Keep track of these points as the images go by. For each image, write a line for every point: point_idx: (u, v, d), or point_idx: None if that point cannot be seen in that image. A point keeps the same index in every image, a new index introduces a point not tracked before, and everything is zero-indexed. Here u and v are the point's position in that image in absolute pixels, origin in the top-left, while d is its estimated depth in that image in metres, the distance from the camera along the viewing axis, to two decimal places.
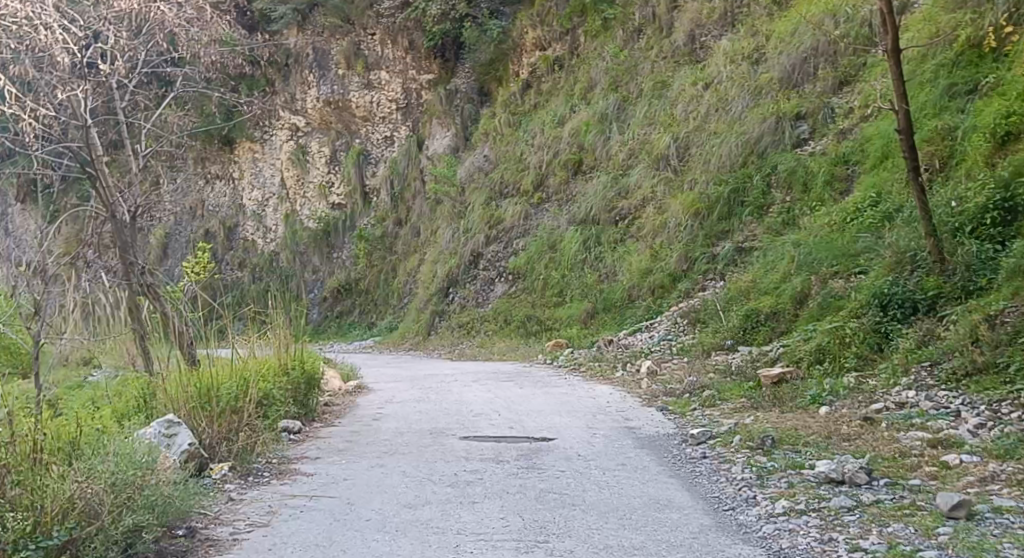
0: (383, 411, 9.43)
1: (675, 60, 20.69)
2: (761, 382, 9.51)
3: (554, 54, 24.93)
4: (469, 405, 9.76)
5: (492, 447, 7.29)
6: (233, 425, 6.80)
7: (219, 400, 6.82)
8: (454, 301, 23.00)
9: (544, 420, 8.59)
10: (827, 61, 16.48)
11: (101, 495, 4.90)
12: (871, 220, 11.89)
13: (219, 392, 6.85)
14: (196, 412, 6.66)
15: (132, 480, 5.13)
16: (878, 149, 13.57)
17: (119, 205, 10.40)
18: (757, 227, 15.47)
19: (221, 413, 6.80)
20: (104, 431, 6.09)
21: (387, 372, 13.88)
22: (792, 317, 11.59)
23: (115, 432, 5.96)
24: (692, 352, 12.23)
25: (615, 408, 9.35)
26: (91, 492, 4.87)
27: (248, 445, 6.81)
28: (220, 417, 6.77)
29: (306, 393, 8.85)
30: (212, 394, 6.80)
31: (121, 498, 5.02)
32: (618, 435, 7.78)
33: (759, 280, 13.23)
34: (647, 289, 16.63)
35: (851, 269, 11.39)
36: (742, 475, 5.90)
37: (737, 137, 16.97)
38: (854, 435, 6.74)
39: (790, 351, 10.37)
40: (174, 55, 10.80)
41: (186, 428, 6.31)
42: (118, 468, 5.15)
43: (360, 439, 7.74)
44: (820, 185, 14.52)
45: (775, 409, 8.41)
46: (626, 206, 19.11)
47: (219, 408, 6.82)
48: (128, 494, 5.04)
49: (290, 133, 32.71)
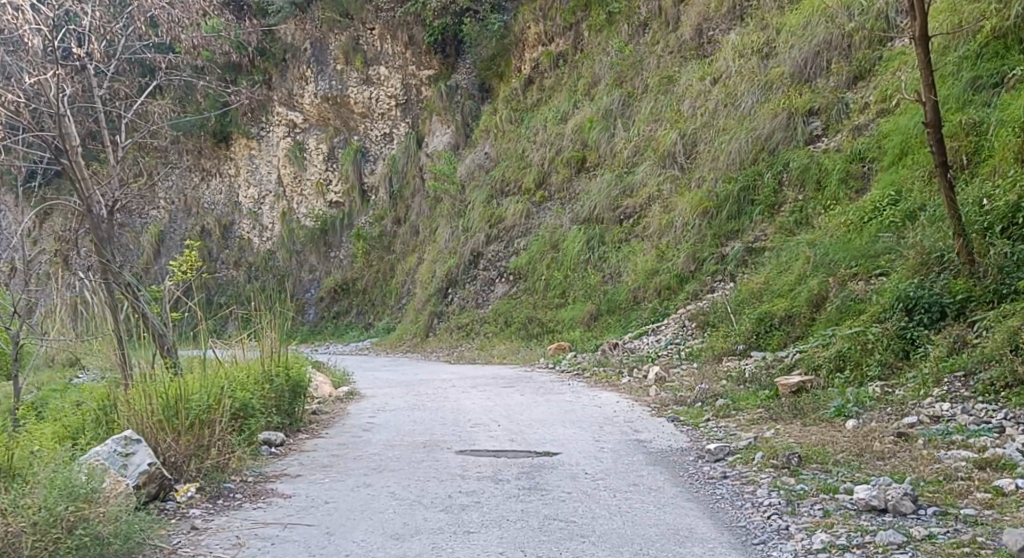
0: (375, 421, 8.84)
1: (681, 55, 20.09)
2: (779, 390, 8.89)
3: (557, 50, 24.32)
4: (467, 413, 9.16)
5: (490, 463, 6.67)
6: (202, 441, 6.20)
7: (188, 412, 6.22)
8: (453, 301, 22.42)
9: (546, 432, 7.98)
10: (841, 54, 15.84)
11: (22, 536, 4.71)
12: (893, 219, 11.28)
13: (188, 402, 6.24)
14: (161, 427, 6.06)
15: (64, 517, 4.84)
16: (897, 145, 12.95)
17: (96, 198, 9.83)
18: (768, 227, 14.85)
19: (190, 426, 6.19)
20: (51, 453, 5.56)
21: (382, 376, 13.27)
22: (808, 321, 10.98)
23: (60, 456, 5.45)
24: (701, 358, 11.64)
25: (622, 418, 8.75)
26: (12, 533, 4.71)
27: (219, 462, 6.22)
28: (188, 431, 6.16)
29: (292, 402, 8.26)
30: (180, 407, 6.20)
31: (48, 539, 4.76)
32: (628, 449, 7.18)
33: (772, 281, 12.63)
34: (653, 291, 16.04)
35: (871, 271, 10.77)
36: (769, 500, 5.32)
37: (746, 134, 16.38)
38: (888, 453, 6.11)
39: (807, 357, 9.77)
40: (155, 40, 10.26)
41: (145, 445, 5.72)
42: (47, 501, 4.87)
43: (346, 453, 7.13)
44: (834, 183, 13.92)
45: (796, 421, 7.79)
46: (630, 205, 18.50)
47: (190, 420, 6.20)
48: (55, 537, 4.77)
49: (287, 130, 32.19)
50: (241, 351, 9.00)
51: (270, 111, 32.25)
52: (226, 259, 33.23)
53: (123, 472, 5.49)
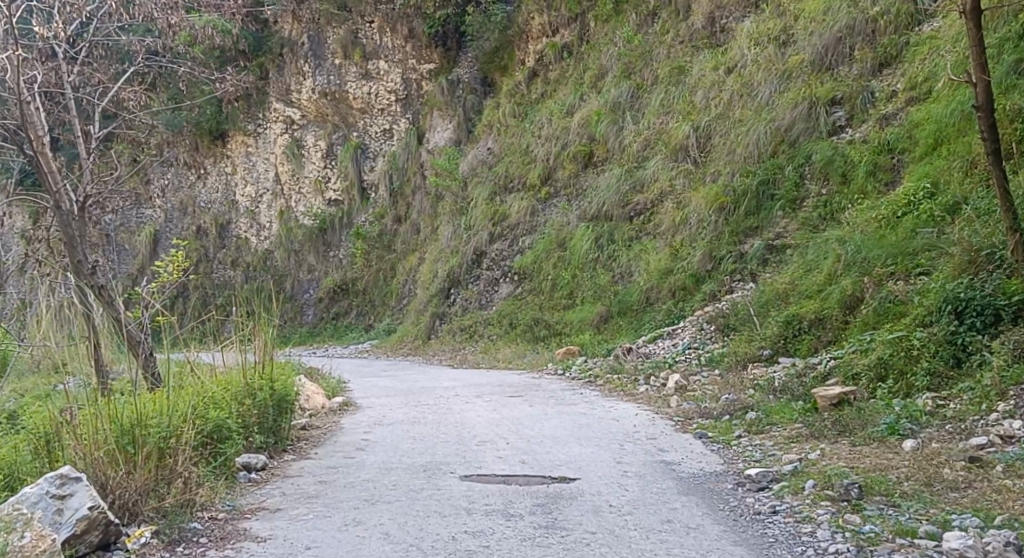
0: (370, 438, 7.96)
1: (693, 44, 19.23)
2: (817, 403, 8.03)
3: (562, 41, 23.50)
4: (473, 429, 8.30)
5: (500, 493, 5.83)
6: (162, 474, 5.50)
7: (145, 440, 5.52)
8: (456, 303, 21.54)
9: (562, 452, 7.12)
10: (865, 41, 15.03)
11: None
12: (931, 214, 10.43)
13: (146, 429, 5.55)
14: (114, 457, 5.35)
15: None
16: (931, 134, 12.10)
17: (65, 194, 8.99)
18: (790, 223, 13.98)
19: (147, 456, 5.48)
20: None
21: (379, 384, 12.39)
22: (840, 324, 10.11)
23: None
24: (724, 364, 10.79)
25: (644, 434, 7.91)
26: None
27: (183, 499, 5.48)
28: (146, 464, 5.44)
29: (278, 419, 7.42)
30: (138, 434, 5.50)
31: None
32: (656, 474, 6.34)
33: (798, 281, 11.75)
34: (667, 291, 15.19)
35: (911, 269, 9.89)
36: (836, 545, 4.60)
37: (765, 124, 15.50)
38: (964, 482, 5.28)
39: (844, 364, 8.91)
40: (130, 22, 9.53)
41: (86, 483, 5.00)
42: None
43: (336, 479, 6.28)
44: (862, 175, 13.07)
45: (842, 440, 6.91)
46: (641, 201, 17.64)
47: (147, 448, 5.50)
48: None
49: (285, 126, 31.25)
50: (226, 360, 8.32)
51: (267, 107, 31.40)
52: (223, 260, 32.40)
53: (58, 520, 4.79)
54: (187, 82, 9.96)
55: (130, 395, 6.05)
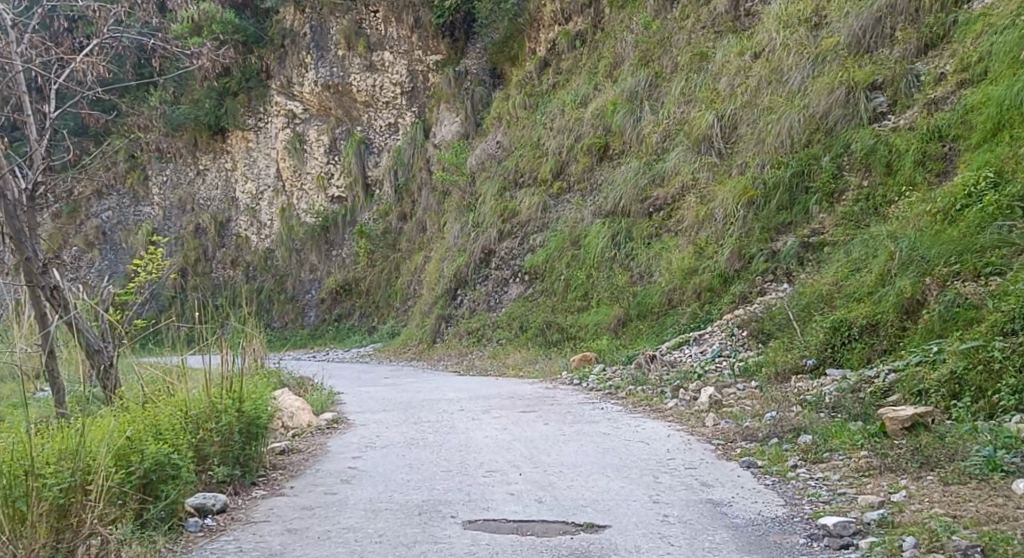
0: (359, 466, 6.79)
1: (715, 29, 18.05)
2: (885, 427, 6.70)
3: (575, 29, 22.31)
4: (479, 455, 7.11)
5: (512, 549, 4.73)
6: (66, 537, 4.69)
7: (45, 491, 4.64)
8: (463, 304, 20.33)
9: (588, 487, 5.94)
10: (907, 20, 13.84)
11: None
12: (998, 207, 9.22)
13: (45, 477, 4.66)
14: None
15: None
16: (990, 118, 10.89)
17: (12, 182, 7.83)
18: (828, 219, 12.77)
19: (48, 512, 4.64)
20: None
21: (376, 395, 11.17)
22: (896, 331, 8.91)
23: None
24: (761, 375, 9.57)
25: (680, 463, 6.70)
26: None
27: None
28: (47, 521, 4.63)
29: (246, 447, 6.25)
30: (33, 485, 4.62)
31: None
32: (705, 520, 5.17)
33: (844, 282, 10.53)
34: (691, 293, 13.97)
35: (981, 269, 8.65)
36: None
37: (797, 112, 14.27)
38: None
39: (907, 378, 7.68)
40: None
41: None
42: None
43: (310, 527, 5.20)
44: (909, 165, 11.88)
45: (929, 476, 5.68)
46: (660, 196, 16.44)
47: (44, 503, 4.62)
48: None
49: (286, 120, 30.02)
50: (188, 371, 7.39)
51: (268, 101, 30.22)
52: (223, 259, 31.33)
53: None
54: (161, 61, 9.00)
55: (43, 434, 5.09)
